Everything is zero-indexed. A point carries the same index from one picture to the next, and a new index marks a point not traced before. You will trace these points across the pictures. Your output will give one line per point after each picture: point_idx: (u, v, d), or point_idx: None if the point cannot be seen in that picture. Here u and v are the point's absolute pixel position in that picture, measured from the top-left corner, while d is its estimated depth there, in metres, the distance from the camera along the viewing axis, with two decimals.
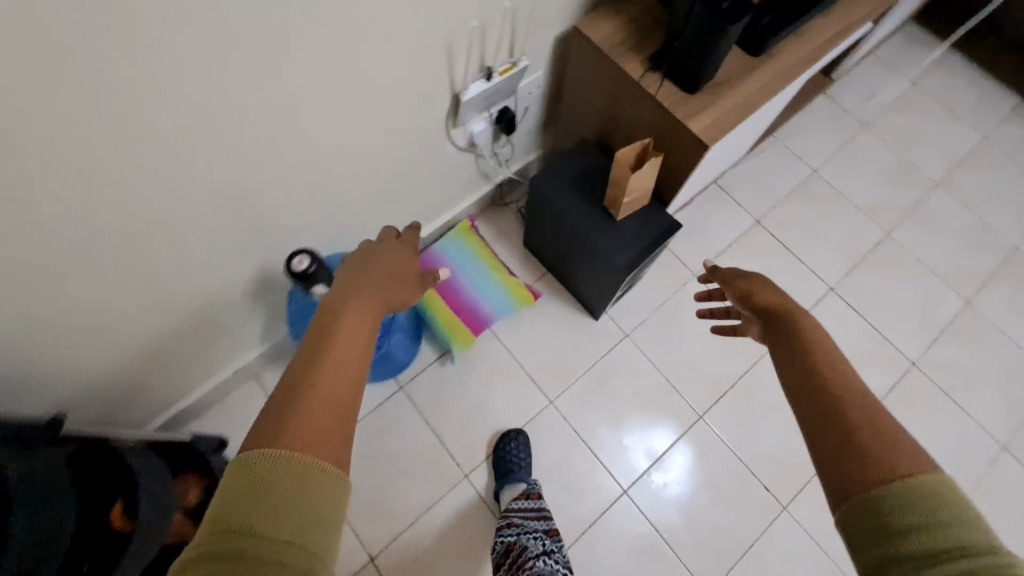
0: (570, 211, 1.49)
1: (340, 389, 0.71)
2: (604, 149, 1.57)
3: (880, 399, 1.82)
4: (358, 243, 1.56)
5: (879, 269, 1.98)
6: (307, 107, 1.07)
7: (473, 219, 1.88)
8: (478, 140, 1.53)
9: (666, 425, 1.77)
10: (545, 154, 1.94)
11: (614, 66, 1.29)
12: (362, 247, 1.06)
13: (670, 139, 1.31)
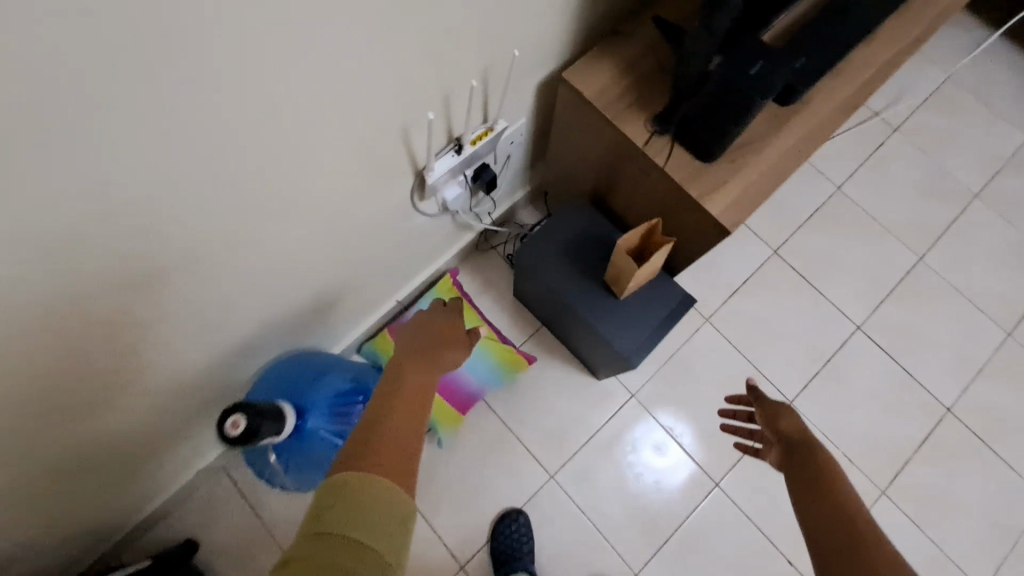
0: (563, 286, 1.28)
1: (405, 443, 0.87)
2: (600, 205, 1.34)
3: (912, 452, 1.65)
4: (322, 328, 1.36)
5: (911, 301, 1.78)
6: (227, 230, 0.85)
7: (455, 272, 1.66)
8: (454, 206, 1.30)
9: (678, 494, 1.61)
10: (533, 191, 1.70)
11: (613, 127, 1.05)
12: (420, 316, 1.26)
13: (681, 213, 1.08)
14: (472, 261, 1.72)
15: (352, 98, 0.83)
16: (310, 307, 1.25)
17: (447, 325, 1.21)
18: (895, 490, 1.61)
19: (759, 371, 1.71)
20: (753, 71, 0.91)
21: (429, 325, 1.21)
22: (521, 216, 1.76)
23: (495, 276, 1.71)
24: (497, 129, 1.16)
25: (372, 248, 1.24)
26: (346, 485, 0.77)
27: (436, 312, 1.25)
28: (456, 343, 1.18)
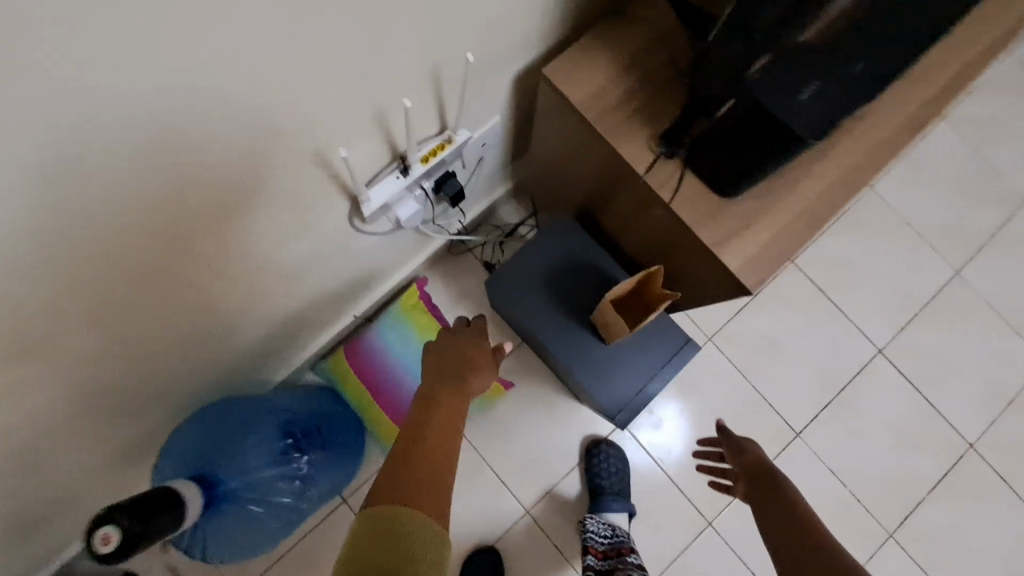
0: (541, 325, 1.08)
1: (433, 478, 0.79)
2: (591, 223, 1.11)
3: (927, 492, 1.48)
4: (260, 354, 1.17)
5: (941, 322, 1.57)
6: (91, 292, 0.63)
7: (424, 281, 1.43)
8: (411, 224, 1.08)
9: (667, 532, 1.46)
10: (516, 188, 1.46)
11: (607, 146, 0.82)
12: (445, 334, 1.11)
13: (689, 257, 0.86)
14: (445, 266, 1.50)
15: (250, 123, 0.60)
16: (275, 325, 1.11)
17: (474, 345, 1.08)
18: (904, 533, 1.46)
19: (764, 398, 1.52)
20: (804, 94, 0.65)
21: (458, 343, 1.09)
22: (501, 216, 1.52)
23: (471, 285, 1.49)
24: (458, 139, 0.92)
25: (342, 262, 1.09)
26: (375, 519, 0.70)
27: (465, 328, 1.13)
28: (485, 366, 1.06)
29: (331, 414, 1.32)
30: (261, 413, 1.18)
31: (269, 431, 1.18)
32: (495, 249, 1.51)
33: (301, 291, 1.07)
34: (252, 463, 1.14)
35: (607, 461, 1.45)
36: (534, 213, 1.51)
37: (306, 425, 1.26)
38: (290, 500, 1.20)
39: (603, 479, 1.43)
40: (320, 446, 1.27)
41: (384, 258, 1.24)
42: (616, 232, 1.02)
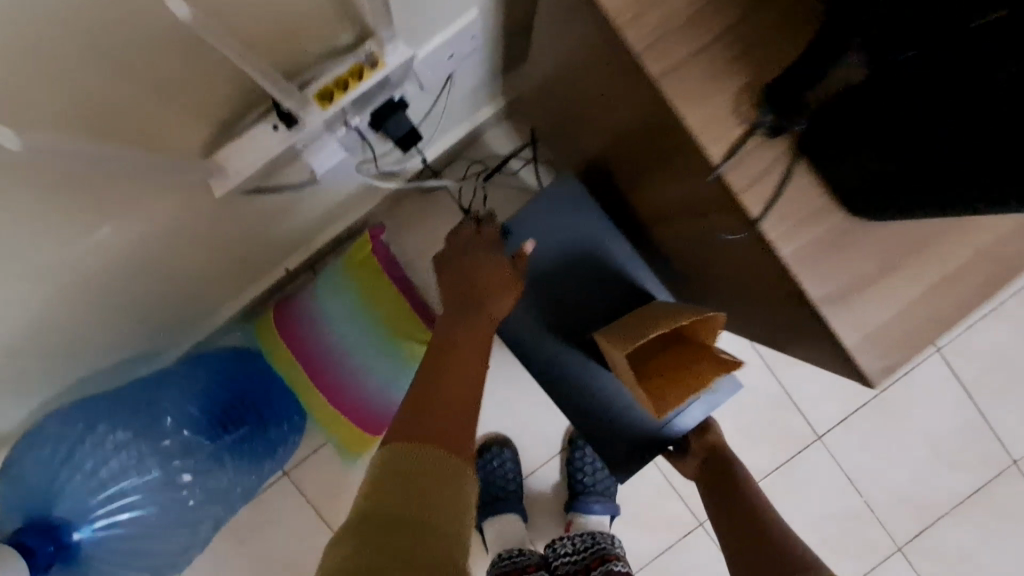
0: (524, 333, 0.77)
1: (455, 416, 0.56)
2: (606, 186, 0.78)
3: (952, 509, 1.29)
4: (136, 311, 0.86)
5: (1016, 320, 1.28)
6: None
7: (377, 232, 1.07)
8: (333, 177, 0.77)
9: (652, 532, 1.29)
10: (511, 108, 1.08)
11: (651, 90, 0.48)
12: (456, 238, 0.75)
13: (767, 285, 0.54)
14: (412, 207, 1.16)
15: None
16: (182, 286, 0.89)
17: (486, 269, 0.70)
18: (914, 548, 1.30)
19: (789, 394, 1.27)
20: None
21: (465, 264, 0.71)
22: (487, 147, 1.14)
23: (443, 236, 1.16)
24: (389, 59, 0.59)
25: (254, 216, 0.82)
26: (408, 451, 0.49)
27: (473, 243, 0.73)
28: (505, 286, 0.70)
29: (233, 396, 1.04)
30: (119, 423, 0.92)
31: (132, 449, 0.92)
32: (477, 190, 1.14)
33: (222, 247, 0.85)
34: (110, 498, 0.89)
35: (590, 457, 1.24)
36: (530, 145, 1.13)
37: (197, 424, 0.98)
38: (191, 517, 0.97)
39: (583, 476, 1.23)
40: (222, 443, 1.00)
41: (313, 205, 0.93)
42: (645, 208, 0.69)
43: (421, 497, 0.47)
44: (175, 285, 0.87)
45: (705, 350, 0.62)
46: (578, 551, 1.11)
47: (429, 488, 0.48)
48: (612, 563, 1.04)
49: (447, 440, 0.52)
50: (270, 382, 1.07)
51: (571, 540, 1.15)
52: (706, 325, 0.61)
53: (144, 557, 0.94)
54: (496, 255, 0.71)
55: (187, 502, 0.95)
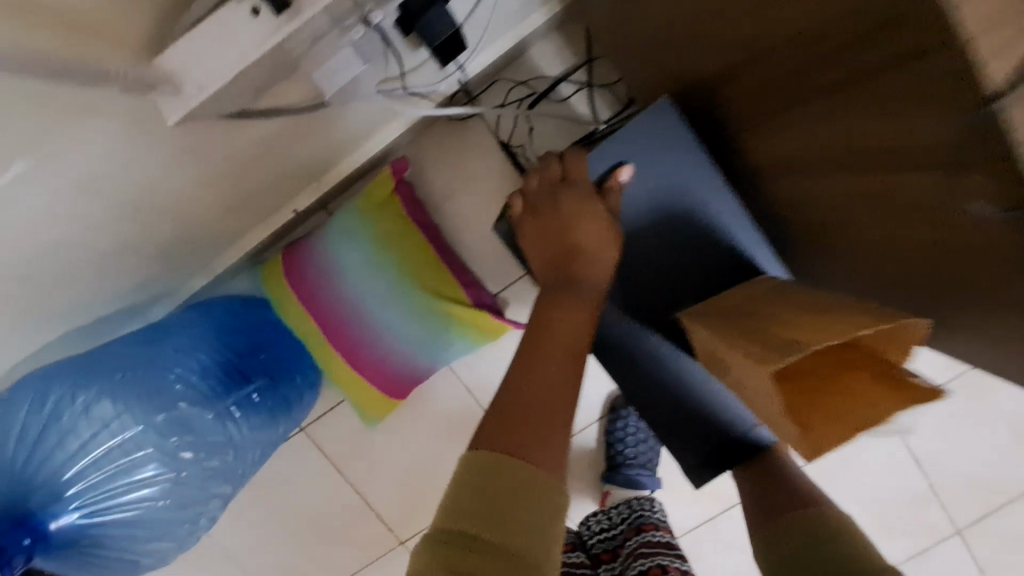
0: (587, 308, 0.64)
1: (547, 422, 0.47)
2: (715, 110, 0.59)
3: None
4: (113, 248, 0.71)
5: None
6: None
7: (398, 168, 0.92)
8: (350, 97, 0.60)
9: (689, 505, 1.18)
10: (569, 10, 0.86)
11: None
12: (541, 180, 0.61)
13: (991, 259, 0.38)
14: (443, 139, 0.98)
15: None
16: (162, 233, 0.75)
17: (580, 219, 0.57)
18: (976, 532, 1.15)
19: None
20: None
21: (553, 214, 0.58)
22: (532, 67, 0.94)
23: (478, 175, 0.98)
24: None
25: (237, 149, 0.67)
26: (486, 463, 0.40)
27: (559, 187, 0.59)
28: (602, 235, 0.56)
29: (238, 355, 0.91)
30: (103, 395, 0.80)
31: (123, 423, 0.80)
32: (519, 121, 0.95)
33: (200, 189, 0.70)
34: (103, 480, 0.78)
35: (633, 426, 1.12)
36: (586, 66, 0.93)
37: (198, 389, 0.86)
38: (200, 496, 0.86)
39: (624, 447, 1.12)
40: (229, 410, 0.88)
41: (315, 137, 0.76)
42: (782, 139, 0.51)
43: (494, 519, 0.38)
44: (148, 231, 0.73)
45: (880, 367, 0.47)
46: (615, 524, 1.03)
47: (510, 510, 0.39)
48: (651, 534, 0.95)
49: (534, 451, 0.42)
50: (280, 336, 0.94)
51: (607, 513, 1.07)
52: (899, 335, 0.45)
53: (150, 542, 0.84)
54: (591, 201, 0.57)
55: (193, 479, 0.84)
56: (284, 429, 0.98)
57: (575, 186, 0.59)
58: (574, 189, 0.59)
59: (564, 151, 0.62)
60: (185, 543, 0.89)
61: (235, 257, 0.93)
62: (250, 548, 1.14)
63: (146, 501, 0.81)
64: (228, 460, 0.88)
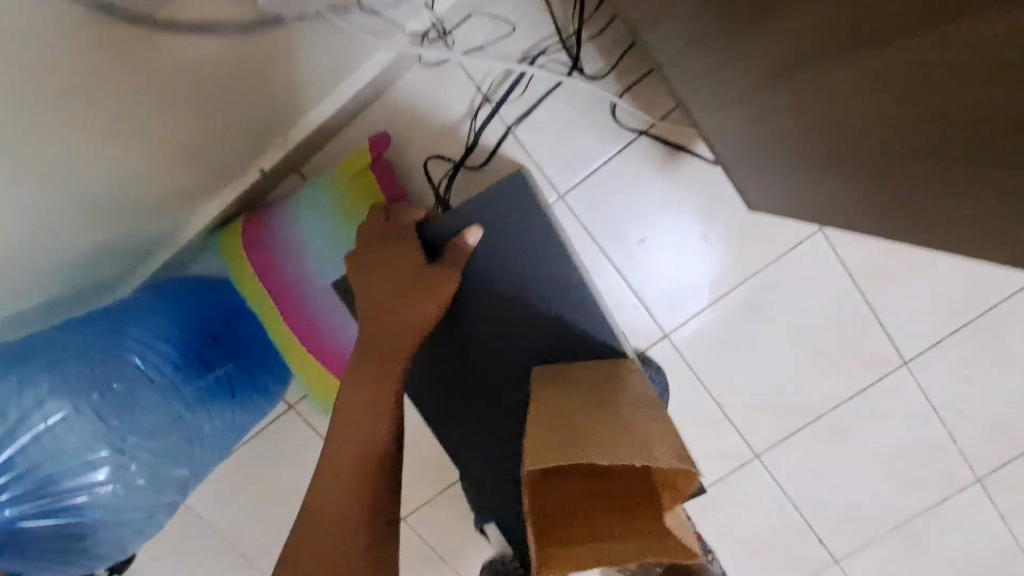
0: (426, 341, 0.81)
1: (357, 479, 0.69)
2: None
3: None
4: None
5: None
6: None
7: (380, 139, 0.92)
8: None
9: (698, 462, 1.14)
10: None
11: None
12: (367, 241, 0.78)
13: None
14: (419, 88, 0.97)
15: None
16: (112, 183, 0.79)
17: (391, 266, 0.74)
18: (997, 480, 1.11)
19: (876, 314, 1.05)
20: None
21: (374, 258, 0.76)
22: (511, 7, 0.93)
23: (461, 128, 0.99)
24: None
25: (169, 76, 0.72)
26: None
27: (381, 232, 0.78)
28: (413, 288, 0.72)
29: (197, 340, 0.89)
30: (43, 374, 0.77)
31: (62, 404, 0.77)
32: (504, 75, 0.96)
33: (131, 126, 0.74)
34: (44, 465, 0.76)
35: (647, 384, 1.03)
36: (571, 14, 0.93)
37: (151, 371, 0.84)
38: (154, 482, 0.84)
39: None
40: (187, 395, 0.87)
41: (256, 82, 0.80)
42: (807, 10, 0.44)
43: None
44: (84, 180, 0.75)
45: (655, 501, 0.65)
46: None
47: None
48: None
49: None
50: (243, 319, 0.94)
51: None
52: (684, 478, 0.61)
53: (103, 527, 0.82)
54: (399, 250, 0.75)
55: (142, 462, 0.82)
56: (249, 417, 0.97)
57: (398, 234, 0.77)
58: (387, 237, 0.77)
59: (397, 205, 0.81)
60: (144, 527, 0.87)
61: (201, 226, 0.95)
62: (250, 534, 1.11)
63: (93, 487, 0.79)
64: (182, 444, 0.86)
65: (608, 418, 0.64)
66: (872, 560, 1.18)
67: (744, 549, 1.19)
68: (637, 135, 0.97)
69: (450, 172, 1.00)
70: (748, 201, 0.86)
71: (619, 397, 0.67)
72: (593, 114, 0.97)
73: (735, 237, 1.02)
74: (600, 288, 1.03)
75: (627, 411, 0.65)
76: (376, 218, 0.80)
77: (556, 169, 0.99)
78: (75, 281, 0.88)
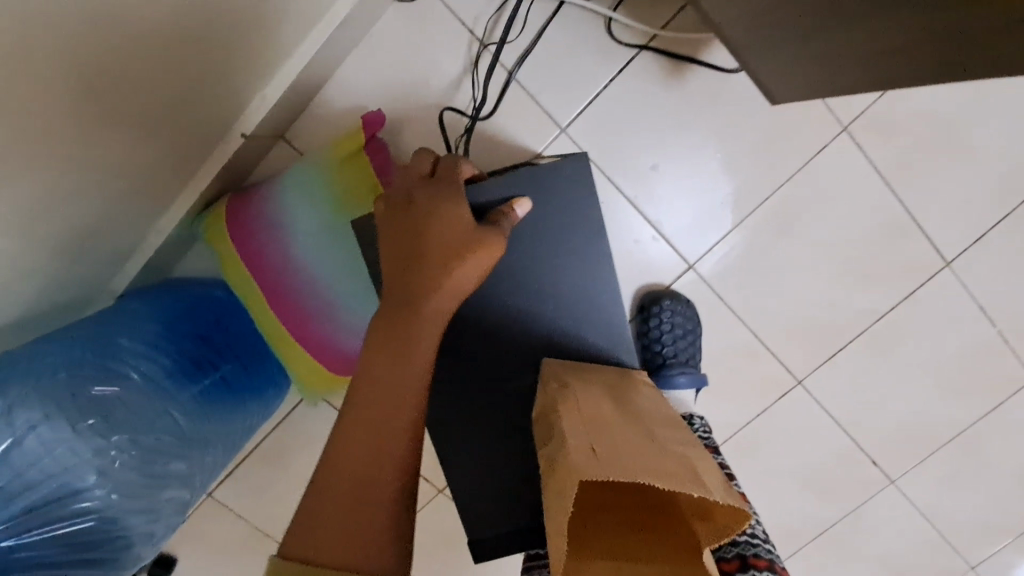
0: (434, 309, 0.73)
1: (377, 462, 0.56)
2: None
3: None
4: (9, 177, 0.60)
5: None
6: None
7: (370, 117, 0.86)
8: None
9: (739, 396, 1.09)
10: None
11: None
12: (403, 188, 0.68)
13: None
14: (400, 33, 0.91)
15: None
16: (72, 177, 0.68)
17: (435, 219, 0.64)
18: None
19: (913, 215, 0.98)
20: None
21: (411, 209, 0.65)
22: None
23: (463, 78, 0.92)
24: None
25: (134, 36, 0.61)
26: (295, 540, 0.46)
27: (420, 183, 0.68)
28: (463, 245, 0.62)
29: (189, 340, 0.85)
30: (22, 380, 0.70)
31: (47, 409, 0.70)
32: (498, 13, 0.90)
33: (83, 107, 0.63)
34: (20, 479, 0.68)
35: (672, 320, 0.98)
36: None
37: (136, 371, 0.79)
38: (155, 482, 0.77)
39: (662, 347, 0.99)
40: (180, 396, 0.81)
41: (238, 41, 0.75)
42: None
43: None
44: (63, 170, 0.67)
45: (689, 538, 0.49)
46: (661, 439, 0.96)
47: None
48: None
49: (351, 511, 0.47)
50: (233, 311, 0.90)
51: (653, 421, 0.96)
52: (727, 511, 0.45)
53: (104, 538, 0.72)
54: (451, 205, 0.65)
55: (136, 465, 0.75)
56: (253, 420, 0.93)
57: (446, 186, 0.67)
58: (430, 188, 0.67)
59: (440, 155, 0.71)
60: (158, 534, 0.79)
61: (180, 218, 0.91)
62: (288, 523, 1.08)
63: (88, 493, 0.71)
64: (179, 440, 0.80)
65: (634, 432, 0.52)
66: (931, 475, 1.13)
67: (797, 481, 1.15)
68: (638, 50, 0.90)
69: (467, 128, 0.93)
70: (770, 94, 0.80)
71: (645, 414, 0.57)
72: (588, 34, 0.90)
73: (755, 149, 0.95)
74: (615, 224, 0.97)
75: (659, 431, 0.53)
76: (413, 168, 0.70)
77: (555, 100, 0.92)
78: (60, 292, 0.83)
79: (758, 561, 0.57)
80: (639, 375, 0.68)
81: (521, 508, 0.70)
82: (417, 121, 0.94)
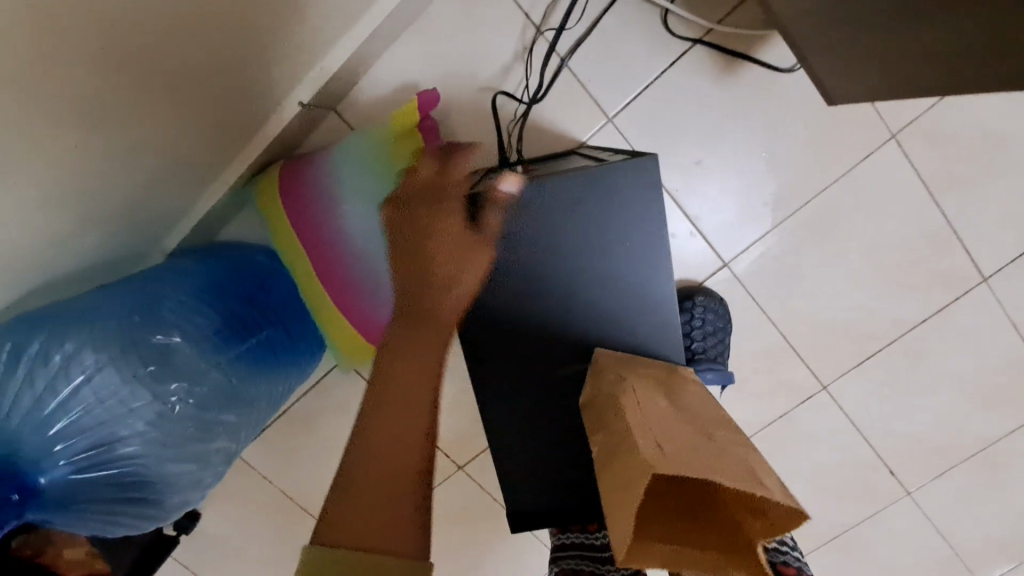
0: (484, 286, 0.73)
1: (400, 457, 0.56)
2: None
3: None
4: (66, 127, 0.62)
5: None
6: None
7: (427, 95, 0.88)
8: None
9: (763, 397, 1.10)
10: None
11: None
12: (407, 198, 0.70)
13: None
14: (457, 13, 0.91)
15: None
16: (132, 134, 0.71)
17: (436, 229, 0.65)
18: None
19: (954, 228, 0.98)
20: None
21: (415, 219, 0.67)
22: None
23: (513, 59, 0.93)
24: None
25: None
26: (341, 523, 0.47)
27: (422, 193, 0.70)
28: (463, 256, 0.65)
29: (235, 300, 0.88)
30: (77, 327, 0.73)
31: (103, 353, 0.74)
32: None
33: (139, 67, 0.65)
34: (76, 422, 0.72)
35: (704, 315, 0.99)
36: None
37: (185, 324, 0.81)
38: (205, 430, 0.80)
39: (692, 341, 0.99)
40: (226, 353, 0.83)
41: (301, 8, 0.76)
42: None
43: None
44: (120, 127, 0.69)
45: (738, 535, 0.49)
46: None
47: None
48: None
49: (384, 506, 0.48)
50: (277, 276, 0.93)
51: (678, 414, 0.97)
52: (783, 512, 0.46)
53: (151, 480, 0.76)
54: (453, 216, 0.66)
55: (184, 414, 0.77)
56: (290, 382, 0.95)
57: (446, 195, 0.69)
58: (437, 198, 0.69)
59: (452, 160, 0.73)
60: (204, 483, 0.82)
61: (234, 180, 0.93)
62: (310, 488, 1.10)
63: (135, 437, 0.74)
64: (227, 389, 0.82)
65: (692, 430, 0.52)
66: (948, 490, 1.13)
67: (814, 483, 1.15)
68: (691, 44, 0.90)
69: (523, 114, 0.94)
70: (826, 94, 0.79)
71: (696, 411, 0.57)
72: (643, 25, 0.90)
73: (800, 150, 0.95)
74: None
75: (716, 430, 0.53)
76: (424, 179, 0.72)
77: (604, 88, 0.93)
78: (120, 244, 0.86)
79: (786, 569, 0.58)
80: (684, 373, 0.68)
81: (551, 486, 0.72)
82: (467, 102, 0.95)
